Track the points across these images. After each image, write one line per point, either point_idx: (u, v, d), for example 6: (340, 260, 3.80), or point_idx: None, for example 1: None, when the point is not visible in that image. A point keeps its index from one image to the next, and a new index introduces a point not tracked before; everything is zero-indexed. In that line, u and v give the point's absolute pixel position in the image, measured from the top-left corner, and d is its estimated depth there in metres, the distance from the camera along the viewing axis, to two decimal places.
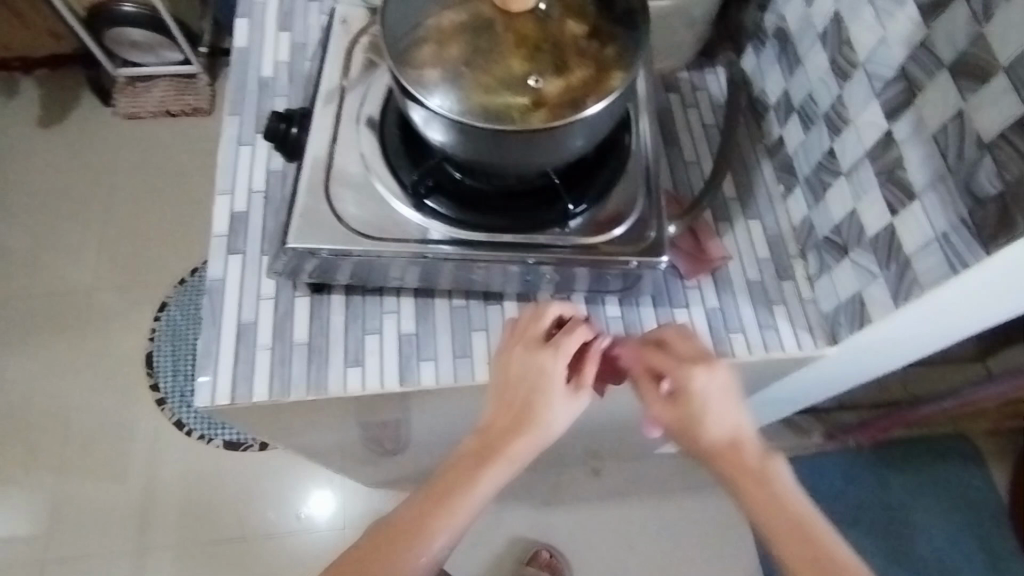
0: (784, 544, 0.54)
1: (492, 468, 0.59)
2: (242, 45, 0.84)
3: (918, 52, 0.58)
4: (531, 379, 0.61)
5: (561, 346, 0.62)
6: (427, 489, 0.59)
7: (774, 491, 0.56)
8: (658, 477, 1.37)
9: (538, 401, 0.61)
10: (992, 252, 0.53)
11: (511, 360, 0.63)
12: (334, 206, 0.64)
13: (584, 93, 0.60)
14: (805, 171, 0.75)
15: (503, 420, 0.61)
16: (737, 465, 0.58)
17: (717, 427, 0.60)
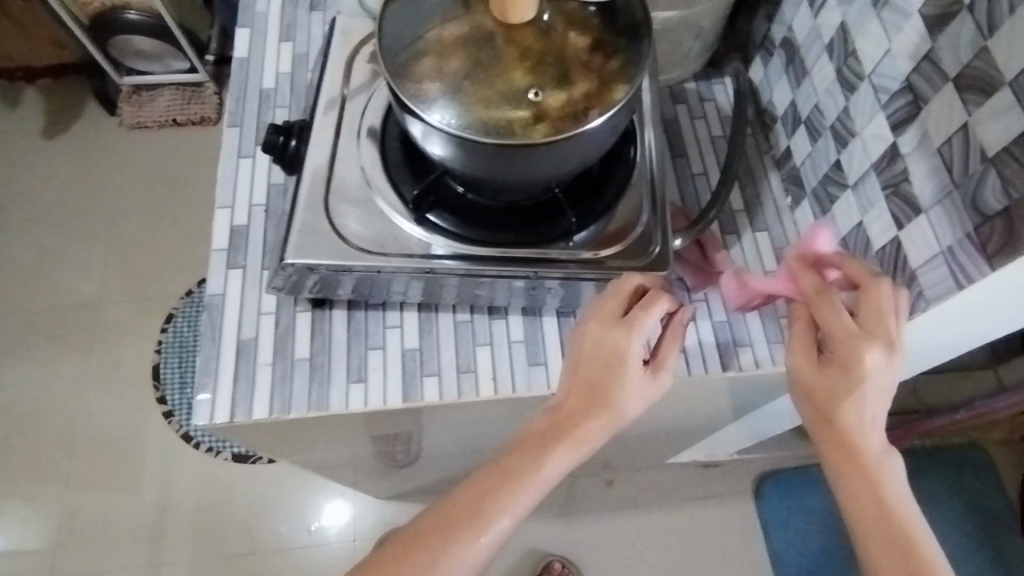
0: (870, 529, 0.55)
1: (560, 450, 0.58)
2: (242, 56, 0.84)
3: (923, 65, 0.58)
4: (609, 358, 0.60)
5: (636, 323, 0.60)
6: (491, 468, 0.59)
7: (876, 482, 0.56)
8: (665, 490, 1.36)
9: (611, 382, 0.60)
10: (996, 267, 0.53)
11: (586, 333, 0.61)
12: (333, 220, 0.63)
13: (587, 107, 0.59)
14: (813, 183, 0.74)
15: (575, 402, 0.60)
16: (849, 449, 0.57)
17: (851, 416, 0.57)
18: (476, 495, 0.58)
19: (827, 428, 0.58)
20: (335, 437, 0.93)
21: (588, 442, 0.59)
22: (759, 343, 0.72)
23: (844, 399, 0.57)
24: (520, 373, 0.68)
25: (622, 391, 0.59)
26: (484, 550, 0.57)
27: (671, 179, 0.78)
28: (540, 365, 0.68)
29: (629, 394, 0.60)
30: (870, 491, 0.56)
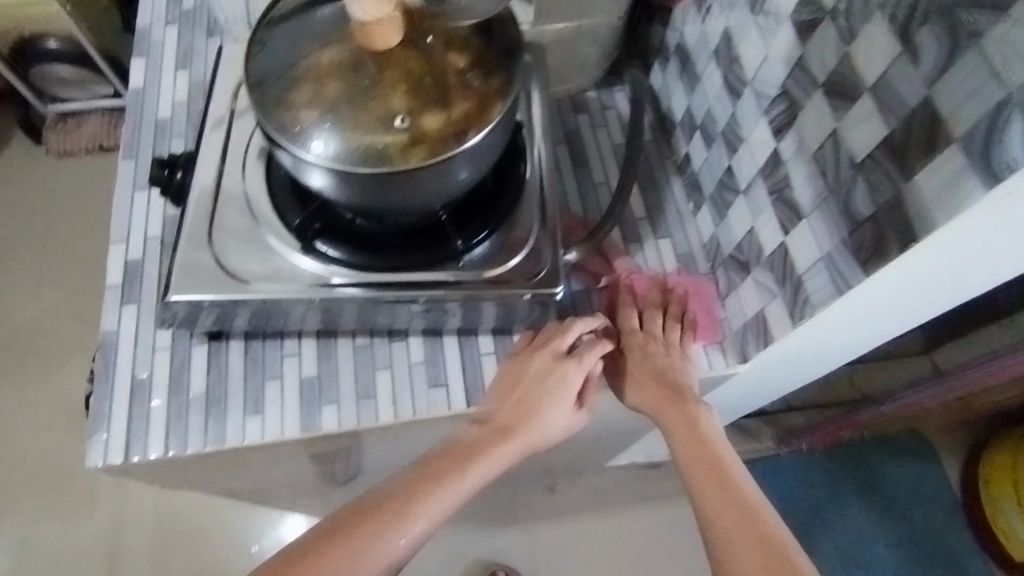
0: (693, 466, 0.64)
1: (483, 464, 0.63)
2: (139, 85, 0.83)
3: (797, 71, 0.56)
4: (547, 383, 0.66)
5: (583, 358, 0.66)
6: (422, 468, 0.62)
7: (693, 427, 0.66)
8: (612, 491, 1.37)
9: (544, 405, 0.65)
10: (869, 273, 0.52)
11: (532, 365, 0.66)
12: (217, 255, 0.62)
13: (464, 128, 0.59)
14: (710, 188, 0.75)
15: (506, 414, 0.65)
16: (667, 404, 0.67)
17: (648, 372, 0.69)
18: (404, 495, 0.60)
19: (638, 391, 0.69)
20: (260, 465, 0.92)
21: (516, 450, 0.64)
22: None
23: (648, 368, 0.69)
24: (421, 396, 0.68)
25: (547, 410, 0.65)
26: (404, 549, 0.58)
27: (572, 191, 0.79)
28: (441, 387, 0.68)
29: (552, 414, 0.65)
30: (692, 436, 0.66)
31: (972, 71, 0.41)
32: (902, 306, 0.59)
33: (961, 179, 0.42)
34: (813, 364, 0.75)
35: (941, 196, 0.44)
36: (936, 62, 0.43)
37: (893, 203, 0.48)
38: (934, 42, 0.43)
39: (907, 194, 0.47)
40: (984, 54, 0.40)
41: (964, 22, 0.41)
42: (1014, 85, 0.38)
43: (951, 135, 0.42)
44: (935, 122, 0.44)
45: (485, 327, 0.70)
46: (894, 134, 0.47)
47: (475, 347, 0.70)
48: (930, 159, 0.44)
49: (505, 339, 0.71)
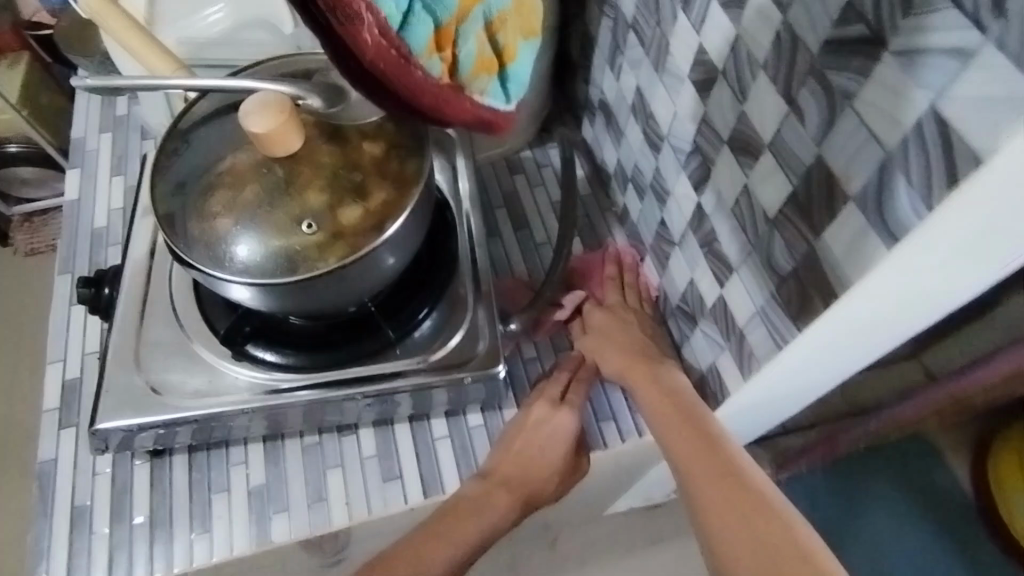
0: (663, 417, 0.62)
1: (492, 513, 0.60)
2: (73, 197, 0.82)
3: (703, 128, 0.57)
4: (548, 430, 0.64)
5: (575, 403, 0.66)
6: (427, 525, 0.59)
7: (658, 381, 0.64)
8: (610, 543, 1.32)
9: (536, 455, 0.63)
10: (801, 328, 0.50)
11: (531, 415, 0.65)
12: (142, 376, 0.60)
13: (381, 220, 0.58)
14: (649, 240, 0.74)
15: (509, 468, 0.63)
16: (633, 363, 0.67)
17: (608, 349, 0.69)
18: (408, 552, 0.56)
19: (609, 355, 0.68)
20: None
21: (523, 490, 0.63)
22: (622, 415, 0.70)
23: (613, 343, 0.69)
24: (375, 493, 0.65)
25: (549, 462, 0.64)
26: None
27: (515, 255, 0.78)
28: (396, 480, 0.66)
29: (557, 462, 0.64)
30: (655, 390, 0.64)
31: (851, 132, 0.41)
32: (849, 355, 0.54)
33: (862, 239, 0.42)
34: (777, 414, 0.69)
35: (850, 254, 0.43)
36: (820, 121, 0.43)
37: (809, 258, 0.47)
38: (814, 101, 0.43)
39: (819, 251, 0.46)
40: (858, 113, 0.40)
41: (835, 82, 0.41)
42: (890, 146, 0.38)
43: (846, 192, 0.42)
44: (830, 181, 0.43)
45: (435, 413, 0.68)
46: (797, 191, 0.47)
47: (427, 432, 0.68)
48: (832, 217, 0.44)
49: (458, 420, 0.69)
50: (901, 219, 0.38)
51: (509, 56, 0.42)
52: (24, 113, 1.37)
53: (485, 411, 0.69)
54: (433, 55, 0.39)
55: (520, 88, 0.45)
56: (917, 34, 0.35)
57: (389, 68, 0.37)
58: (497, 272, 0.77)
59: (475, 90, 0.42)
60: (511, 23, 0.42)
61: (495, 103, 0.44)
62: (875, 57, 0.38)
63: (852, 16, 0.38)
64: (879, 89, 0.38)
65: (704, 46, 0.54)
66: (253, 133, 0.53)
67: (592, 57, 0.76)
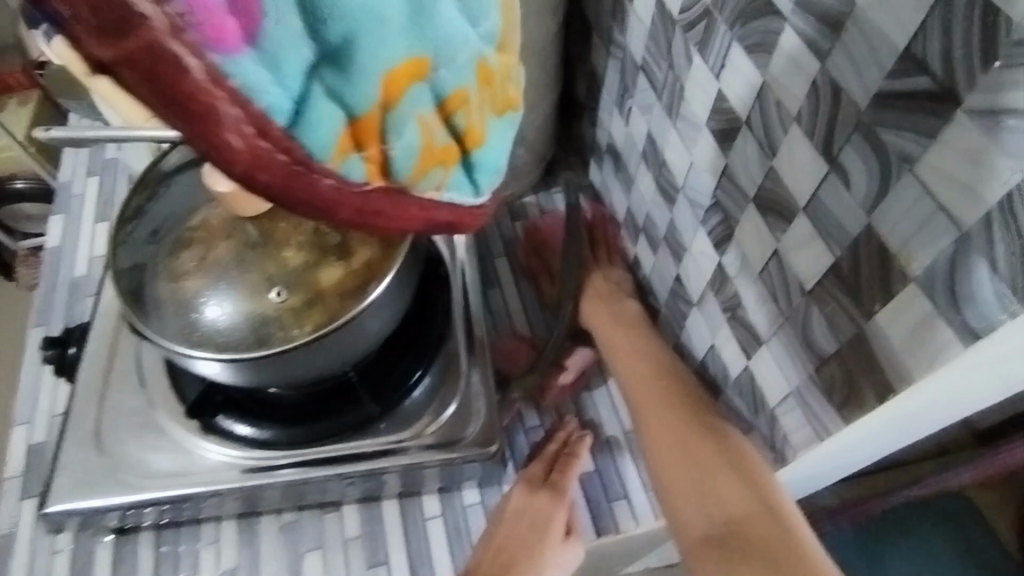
0: (626, 362, 0.65)
1: None
2: (55, 243, 0.78)
3: (724, 183, 0.51)
4: (532, 517, 0.59)
5: (561, 487, 0.60)
6: None
7: (622, 325, 0.67)
8: None
9: (520, 551, 0.58)
10: (848, 419, 0.45)
11: (514, 502, 0.60)
12: (109, 452, 0.55)
13: (366, 280, 0.53)
14: (664, 297, 0.68)
15: (490, 567, 0.57)
16: (599, 312, 0.70)
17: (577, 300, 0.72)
18: None
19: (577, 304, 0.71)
20: None
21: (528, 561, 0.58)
22: (636, 493, 0.63)
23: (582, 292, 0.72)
24: None
25: (534, 553, 0.58)
26: None
27: (517, 312, 0.73)
28: (381, 566, 0.59)
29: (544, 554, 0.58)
30: (619, 336, 0.67)
31: (912, 200, 0.35)
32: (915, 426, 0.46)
33: (931, 325, 0.36)
34: (823, 485, 0.60)
35: (913, 342, 0.38)
36: (872, 186, 0.37)
37: (856, 341, 0.42)
38: (862, 163, 0.37)
39: (870, 332, 0.40)
40: (921, 181, 0.34)
41: (890, 143, 0.35)
42: (967, 224, 0.33)
43: (906, 273, 0.37)
44: (885, 255, 0.38)
45: (429, 489, 0.61)
46: (840, 264, 0.41)
47: (418, 511, 0.61)
48: (888, 299, 0.38)
49: (452, 498, 0.62)
50: (981, 308, 0.33)
51: (471, 143, 0.36)
52: (31, 151, 1.31)
53: (483, 487, 0.63)
54: (350, 153, 0.32)
55: (492, 175, 0.39)
56: (1000, 93, 0.29)
57: (271, 176, 0.30)
58: (496, 329, 0.71)
59: (425, 188, 0.36)
60: (473, 104, 0.35)
61: (456, 196, 0.38)
62: (943, 116, 0.32)
63: (913, 68, 0.33)
64: (950, 155, 0.32)
65: (724, 92, 0.48)
66: (219, 190, 0.48)
67: (599, 98, 0.71)
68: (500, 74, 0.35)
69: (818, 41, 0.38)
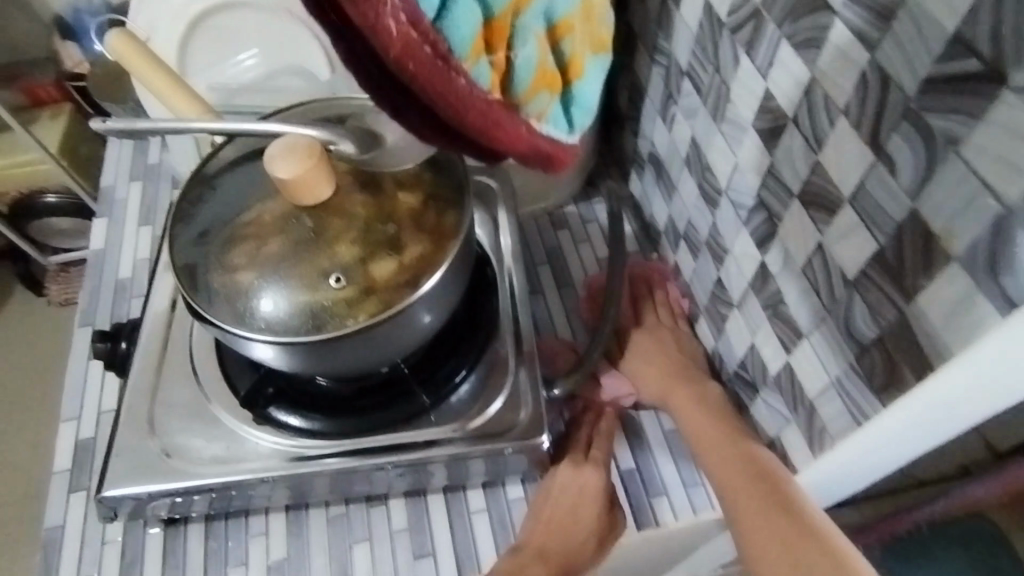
0: (706, 444, 0.61)
1: None
2: (99, 247, 0.80)
3: (769, 180, 0.52)
4: (574, 493, 0.60)
5: (600, 461, 0.62)
6: None
7: (700, 402, 0.63)
8: None
9: (562, 525, 0.59)
10: (887, 404, 0.45)
11: (557, 479, 0.61)
12: (163, 440, 0.56)
13: (417, 274, 0.54)
14: (704, 300, 0.68)
15: (541, 540, 0.59)
16: (671, 384, 0.66)
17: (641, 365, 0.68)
18: None
19: (645, 376, 0.68)
20: None
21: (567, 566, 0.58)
22: (675, 490, 0.63)
23: (652, 361, 0.68)
24: (405, 571, 0.59)
25: (576, 532, 0.58)
26: None
27: (557, 315, 0.74)
28: (427, 557, 0.59)
29: (586, 529, 0.59)
30: (697, 413, 0.63)
31: (957, 183, 0.36)
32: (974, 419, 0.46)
33: (971, 302, 0.37)
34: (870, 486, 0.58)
35: (954, 320, 0.38)
36: (916, 172, 0.39)
37: (898, 326, 0.42)
38: (909, 148, 0.39)
39: (911, 316, 0.41)
40: (966, 161, 0.35)
41: (936, 126, 0.37)
42: (1009, 200, 0.34)
43: (949, 253, 0.38)
44: (928, 238, 0.39)
45: (473, 483, 0.62)
46: (885, 251, 0.42)
47: (463, 504, 0.62)
48: (931, 279, 0.39)
49: (496, 492, 0.63)
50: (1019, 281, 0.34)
51: (573, 71, 0.41)
52: (63, 163, 1.31)
53: (526, 481, 0.63)
54: (481, 57, 0.35)
55: (585, 117, 0.43)
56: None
57: (416, 67, 0.33)
58: (540, 334, 0.72)
59: (532, 113, 0.39)
60: (578, 33, 0.40)
61: (554, 131, 0.41)
62: (988, 98, 0.33)
63: (962, 52, 0.34)
64: (995, 133, 0.33)
65: (771, 91, 0.49)
66: (279, 178, 0.50)
67: (641, 108, 0.72)
68: (595, 14, 0.42)
69: (867, 32, 0.39)
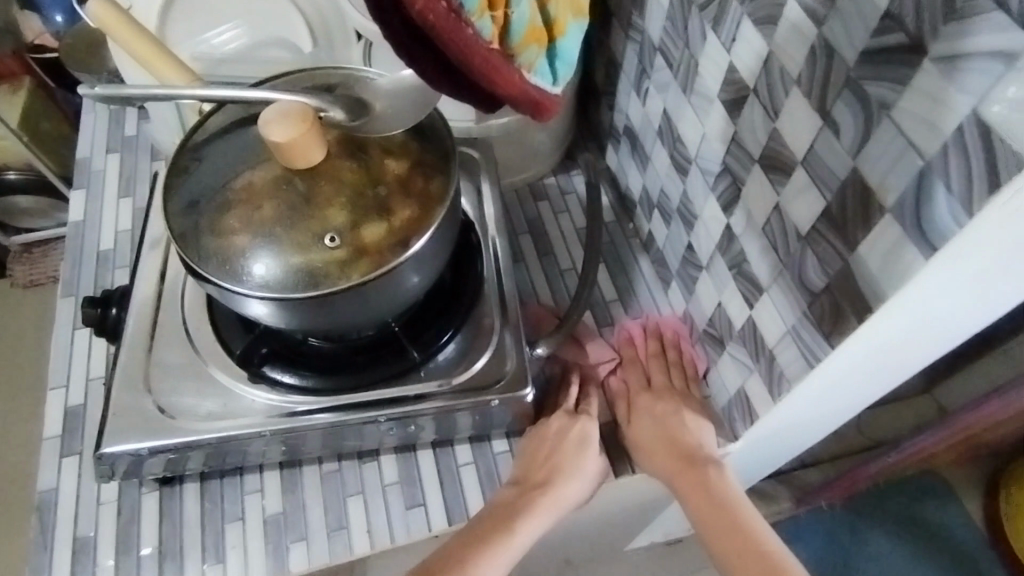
0: (712, 532, 0.63)
1: (527, 521, 0.60)
2: (78, 219, 0.80)
3: (732, 148, 0.56)
4: (571, 440, 0.64)
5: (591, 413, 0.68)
6: (470, 531, 0.60)
7: (707, 486, 0.64)
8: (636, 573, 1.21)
9: (560, 464, 0.62)
10: (835, 345, 0.49)
11: (550, 424, 0.65)
12: (155, 398, 0.58)
13: (406, 237, 0.56)
14: (675, 265, 0.72)
15: (540, 472, 0.63)
16: (680, 470, 0.65)
17: (648, 436, 0.68)
18: (458, 558, 0.58)
19: (651, 455, 0.67)
20: None
21: (557, 505, 0.62)
22: None
23: (660, 437, 0.67)
24: (397, 521, 0.63)
25: (576, 472, 0.63)
26: None
27: (539, 281, 0.77)
28: (419, 507, 0.63)
29: (583, 464, 0.64)
30: (705, 502, 0.64)
31: (889, 142, 0.40)
32: (913, 349, 0.52)
33: (900, 248, 0.41)
34: (829, 417, 0.64)
35: (887, 265, 0.43)
36: (856, 135, 0.43)
37: (842, 274, 0.47)
38: (851, 113, 0.43)
39: (854, 264, 0.46)
40: (896, 124, 0.39)
41: (872, 93, 0.41)
42: (928, 155, 0.38)
43: (883, 205, 0.42)
44: (866, 193, 0.43)
45: (460, 438, 0.66)
46: (831, 207, 0.46)
47: (451, 458, 0.66)
48: (869, 230, 0.44)
49: (483, 447, 0.67)
50: (938, 228, 0.39)
51: (559, 31, 0.44)
52: (25, 139, 1.24)
53: (510, 436, 0.67)
54: (485, 14, 0.38)
55: (567, 69, 0.46)
56: (956, 40, 0.34)
57: (435, 21, 0.36)
58: (523, 299, 0.76)
59: (522, 63, 0.42)
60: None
61: (542, 82, 0.44)
62: (913, 65, 0.37)
63: (892, 24, 0.38)
64: (919, 98, 0.37)
65: (734, 64, 0.53)
66: (274, 142, 0.52)
67: (617, 82, 0.76)
68: None
69: (816, 8, 0.43)
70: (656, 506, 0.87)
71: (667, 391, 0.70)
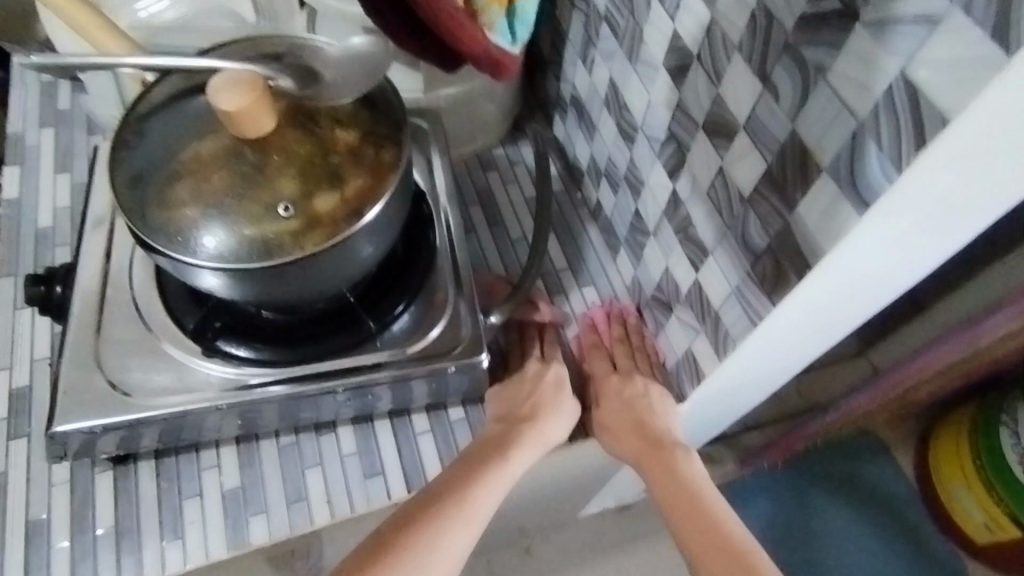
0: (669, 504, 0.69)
1: (517, 452, 0.65)
2: (13, 196, 0.77)
3: (678, 115, 0.58)
4: (544, 394, 0.70)
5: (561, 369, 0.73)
6: (462, 462, 0.64)
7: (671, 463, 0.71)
8: (595, 535, 1.25)
9: (540, 412, 0.68)
10: (776, 303, 0.53)
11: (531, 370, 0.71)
12: (108, 374, 0.57)
13: (359, 206, 0.56)
14: (623, 232, 0.74)
15: (527, 408, 0.68)
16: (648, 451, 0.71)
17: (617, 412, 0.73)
18: (456, 484, 0.62)
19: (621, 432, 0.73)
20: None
21: (539, 441, 0.67)
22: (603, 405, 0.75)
23: (628, 415, 0.72)
24: (357, 489, 0.64)
25: (553, 416, 0.69)
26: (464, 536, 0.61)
27: (491, 251, 0.79)
28: (378, 476, 0.65)
29: (558, 411, 0.70)
30: (668, 479, 0.70)
31: (825, 104, 0.43)
32: (846, 309, 0.56)
33: (836, 205, 0.44)
34: (769, 375, 0.68)
35: (825, 222, 0.46)
36: (794, 98, 0.45)
37: (783, 233, 0.50)
38: (789, 78, 0.45)
39: (793, 223, 0.48)
40: (831, 86, 0.42)
41: (809, 57, 0.43)
42: (861, 115, 0.41)
43: (820, 165, 0.45)
44: (804, 154, 0.46)
45: (416, 407, 0.67)
46: (772, 168, 0.49)
47: (409, 428, 0.67)
48: (807, 189, 0.46)
49: (439, 415, 0.68)
50: (870, 184, 0.42)
51: None
52: None
53: (466, 404, 0.69)
54: None
55: (525, 30, 0.57)
56: (886, 5, 0.37)
57: None
58: (475, 268, 0.77)
59: (486, 22, 0.52)
60: None
61: (501, 42, 0.54)
62: (847, 29, 0.40)
63: None
64: (852, 61, 0.40)
65: (678, 32, 0.55)
66: (223, 110, 0.51)
67: (564, 53, 0.77)
68: None
69: None
70: (608, 470, 0.91)
71: (629, 374, 0.74)
